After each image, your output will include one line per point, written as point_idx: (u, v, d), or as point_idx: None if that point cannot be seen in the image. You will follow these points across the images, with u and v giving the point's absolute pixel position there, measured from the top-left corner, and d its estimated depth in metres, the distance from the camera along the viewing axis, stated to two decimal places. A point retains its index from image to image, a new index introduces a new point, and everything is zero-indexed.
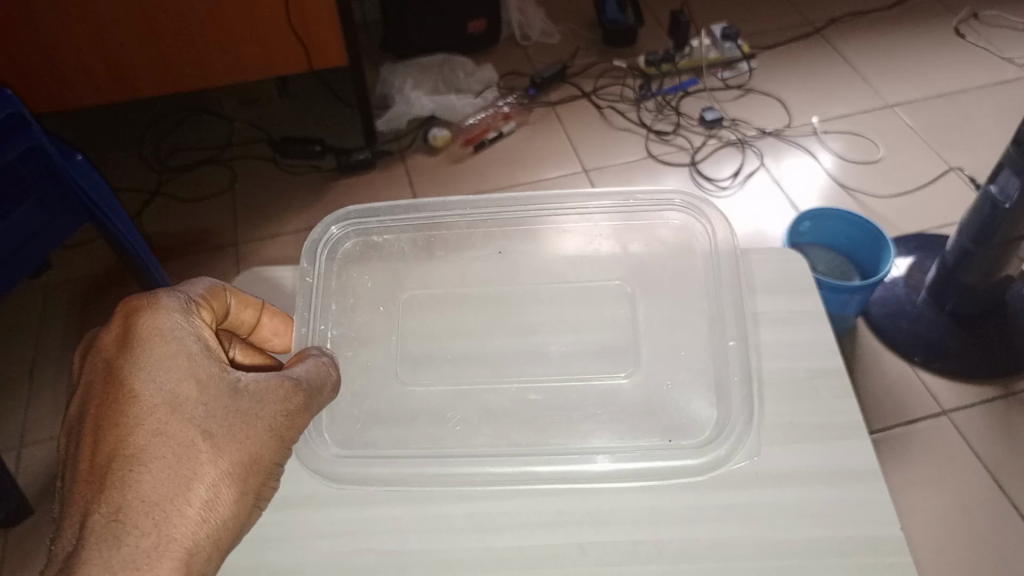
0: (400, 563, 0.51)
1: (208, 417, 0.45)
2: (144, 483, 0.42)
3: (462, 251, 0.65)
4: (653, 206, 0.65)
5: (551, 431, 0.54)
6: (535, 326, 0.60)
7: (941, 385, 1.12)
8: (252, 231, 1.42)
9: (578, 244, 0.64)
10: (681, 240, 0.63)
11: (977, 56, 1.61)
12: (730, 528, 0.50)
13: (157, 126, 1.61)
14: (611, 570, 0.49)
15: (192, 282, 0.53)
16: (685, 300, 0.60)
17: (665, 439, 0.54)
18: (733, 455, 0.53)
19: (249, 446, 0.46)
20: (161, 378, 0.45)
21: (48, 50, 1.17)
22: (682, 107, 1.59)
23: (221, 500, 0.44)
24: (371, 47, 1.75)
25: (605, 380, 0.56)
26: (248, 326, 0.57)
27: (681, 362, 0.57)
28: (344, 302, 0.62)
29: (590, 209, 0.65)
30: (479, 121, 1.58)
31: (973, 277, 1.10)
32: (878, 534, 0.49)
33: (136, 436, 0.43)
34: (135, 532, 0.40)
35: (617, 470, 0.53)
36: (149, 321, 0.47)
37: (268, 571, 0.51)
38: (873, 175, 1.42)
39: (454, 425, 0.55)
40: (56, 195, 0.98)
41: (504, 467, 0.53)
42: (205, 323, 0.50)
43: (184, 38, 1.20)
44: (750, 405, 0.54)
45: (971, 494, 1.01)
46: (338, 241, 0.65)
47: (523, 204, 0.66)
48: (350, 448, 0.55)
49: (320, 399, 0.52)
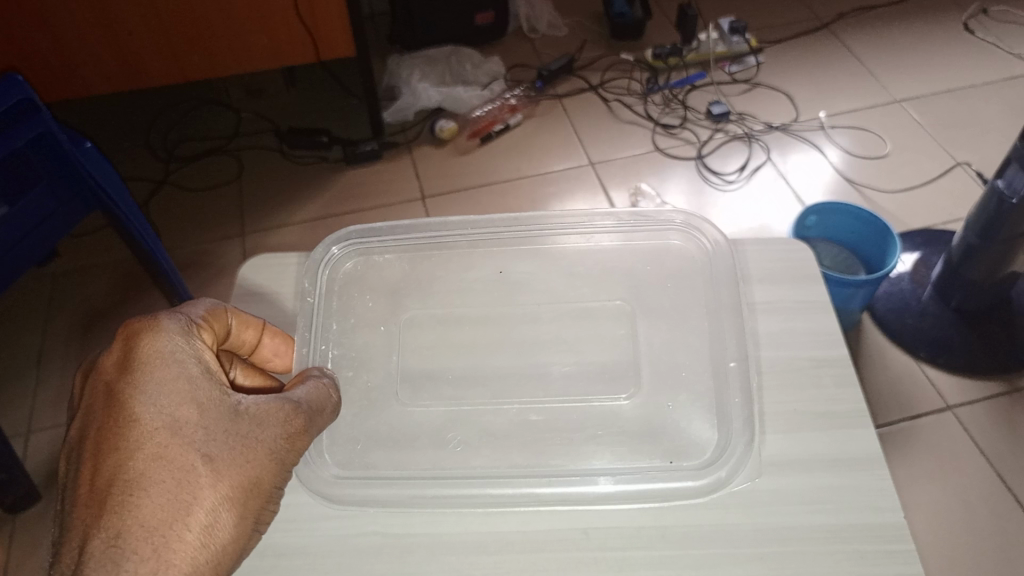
0: (404, 545, 0.51)
1: (208, 441, 0.43)
2: (144, 508, 0.40)
3: (461, 269, 0.64)
4: (656, 225, 0.65)
5: (551, 452, 0.53)
6: (536, 346, 0.59)
7: (945, 380, 1.12)
8: (260, 220, 1.43)
9: (581, 262, 0.63)
10: (692, 245, 0.63)
11: (985, 52, 1.60)
12: (732, 516, 0.51)
13: (165, 116, 1.62)
14: (617, 555, 0.50)
15: (192, 303, 0.52)
16: (687, 321, 0.59)
17: (665, 460, 0.52)
18: (735, 476, 0.52)
19: (250, 470, 0.44)
20: (161, 402, 0.43)
21: (58, 39, 1.17)
22: (689, 100, 1.58)
23: (222, 525, 0.42)
24: (378, 39, 1.75)
25: (607, 402, 0.55)
26: (249, 347, 0.55)
27: (682, 381, 0.56)
28: (344, 322, 0.61)
29: (593, 228, 0.65)
30: (486, 113, 1.58)
31: (979, 273, 1.10)
32: (879, 519, 0.50)
33: (136, 461, 0.41)
34: (134, 557, 0.38)
35: (617, 491, 0.52)
36: (149, 344, 0.45)
37: (277, 552, 0.52)
38: (880, 171, 1.42)
39: (455, 446, 0.54)
40: (65, 181, 0.99)
41: (505, 489, 0.52)
42: (205, 345, 0.49)
43: (193, 28, 1.21)
44: (750, 432, 0.53)
45: (975, 489, 1.01)
46: (339, 260, 0.65)
47: (524, 225, 0.66)
48: (350, 469, 0.54)
49: (320, 420, 0.51)
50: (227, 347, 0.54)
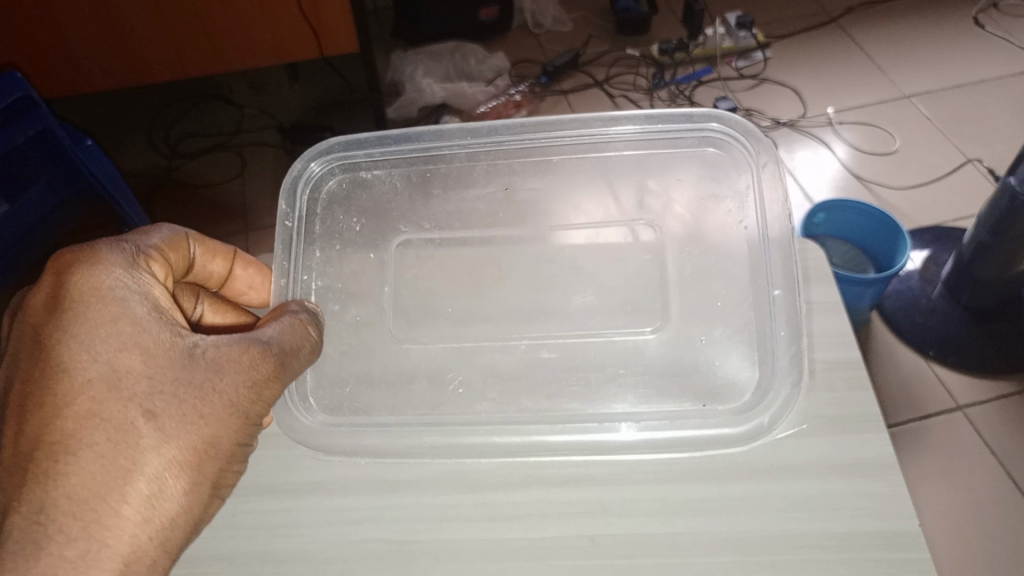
0: (408, 551, 0.50)
1: (153, 395, 0.44)
2: (73, 477, 0.41)
3: (461, 188, 0.64)
4: (681, 130, 0.62)
5: (565, 393, 0.53)
6: (549, 281, 0.60)
7: (956, 379, 1.10)
8: (262, 218, 1.42)
9: (590, 187, 0.63)
10: (715, 167, 0.61)
11: (997, 47, 1.58)
12: (743, 522, 0.49)
13: (168, 111, 1.61)
14: (623, 563, 0.49)
15: (150, 232, 0.52)
16: (716, 250, 0.58)
17: (698, 404, 0.52)
18: (776, 425, 0.50)
19: (204, 430, 0.45)
20: (97, 349, 0.43)
21: (60, 36, 1.17)
22: (695, 96, 1.57)
23: (168, 494, 0.43)
24: (382, 33, 1.74)
25: (630, 338, 0.55)
26: (218, 279, 0.59)
27: (718, 313, 0.55)
28: (329, 249, 0.60)
29: (613, 134, 0.63)
30: (490, 109, 1.57)
31: (989, 271, 1.08)
32: (895, 529, 0.49)
33: (64, 421, 0.41)
34: (59, 539, 0.39)
35: (641, 440, 0.50)
36: (88, 278, 0.45)
37: (277, 559, 0.51)
38: (888, 166, 1.40)
39: (455, 388, 0.54)
40: (64, 177, 1.01)
41: (513, 437, 0.51)
42: (156, 279, 0.49)
43: (195, 27, 1.20)
44: (799, 370, 0.51)
45: (990, 490, 0.99)
46: (319, 176, 0.63)
47: (543, 129, 0.63)
48: (338, 415, 0.54)
49: (297, 362, 0.51)
50: (195, 279, 0.58)
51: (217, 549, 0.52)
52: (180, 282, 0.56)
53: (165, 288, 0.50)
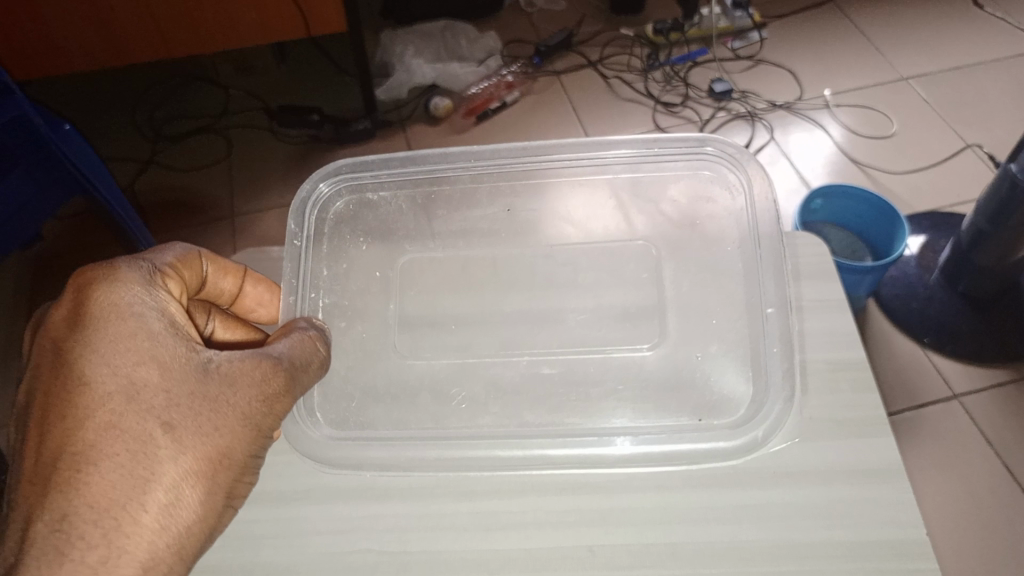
0: (400, 562, 0.49)
1: (170, 408, 0.42)
2: (94, 485, 0.39)
3: (465, 207, 0.62)
4: (676, 152, 0.61)
5: (564, 410, 0.52)
6: (545, 287, 0.58)
7: (953, 367, 1.10)
8: (249, 203, 1.38)
9: (582, 201, 0.61)
10: (716, 184, 0.60)
11: (995, 28, 1.56)
12: (745, 530, 0.48)
13: (151, 93, 1.57)
14: (623, 573, 0.47)
15: (163, 248, 0.50)
16: (719, 261, 0.56)
17: (694, 418, 0.51)
18: (771, 439, 0.49)
19: (219, 441, 0.43)
20: (115, 362, 0.41)
21: (37, 17, 1.13)
22: (691, 78, 1.54)
23: (184, 504, 0.41)
24: (370, 12, 1.69)
25: (628, 353, 0.54)
26: (228, 296, 0.56)
27: (714, 331, 0.54)
28: (335, 268, 0.59)
29: (609, 158, 0.61)
30: (481, 90, 1.54)
31: (990, 259, 1.06)
32: (899, 535, 0.47)
33: (86, 431, 0.40)
34: (80, 545, 0.37)
35: (638, 452, 0.49)
36: (105, 293, 0.43)
37: (267, 572, 0.49)
38: (885, 150, 1.39)
39: (458, 403, 0.52)
40: (44, 166, 0.99)
41: (515, 451, 0.50)
42: (171, 294, 0.47)
43: (177, 9, 1.16)
44: (792, 385, 0.49)
45: (988, 483, 0.99)
46: (328, 198, 0.61)
47: (534, 152, 0.61)
48: (344, 429, 0.52)
49: (305, 377, 0.49)
50: (205, 296, 0.55)
51: (205, 562, 0.50)
52: (192, 299, 0.54)
53: (180, 304, 0.48)
